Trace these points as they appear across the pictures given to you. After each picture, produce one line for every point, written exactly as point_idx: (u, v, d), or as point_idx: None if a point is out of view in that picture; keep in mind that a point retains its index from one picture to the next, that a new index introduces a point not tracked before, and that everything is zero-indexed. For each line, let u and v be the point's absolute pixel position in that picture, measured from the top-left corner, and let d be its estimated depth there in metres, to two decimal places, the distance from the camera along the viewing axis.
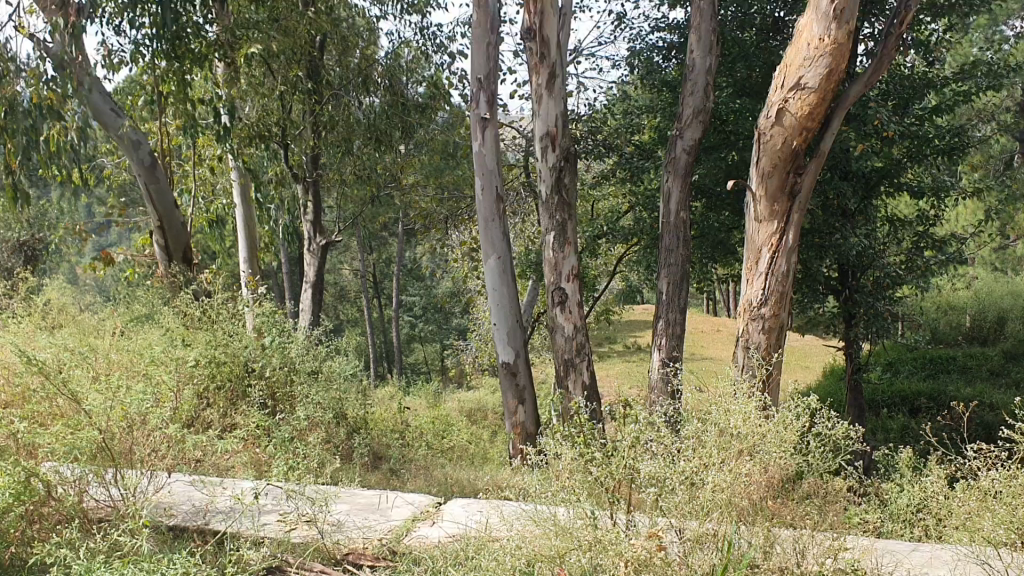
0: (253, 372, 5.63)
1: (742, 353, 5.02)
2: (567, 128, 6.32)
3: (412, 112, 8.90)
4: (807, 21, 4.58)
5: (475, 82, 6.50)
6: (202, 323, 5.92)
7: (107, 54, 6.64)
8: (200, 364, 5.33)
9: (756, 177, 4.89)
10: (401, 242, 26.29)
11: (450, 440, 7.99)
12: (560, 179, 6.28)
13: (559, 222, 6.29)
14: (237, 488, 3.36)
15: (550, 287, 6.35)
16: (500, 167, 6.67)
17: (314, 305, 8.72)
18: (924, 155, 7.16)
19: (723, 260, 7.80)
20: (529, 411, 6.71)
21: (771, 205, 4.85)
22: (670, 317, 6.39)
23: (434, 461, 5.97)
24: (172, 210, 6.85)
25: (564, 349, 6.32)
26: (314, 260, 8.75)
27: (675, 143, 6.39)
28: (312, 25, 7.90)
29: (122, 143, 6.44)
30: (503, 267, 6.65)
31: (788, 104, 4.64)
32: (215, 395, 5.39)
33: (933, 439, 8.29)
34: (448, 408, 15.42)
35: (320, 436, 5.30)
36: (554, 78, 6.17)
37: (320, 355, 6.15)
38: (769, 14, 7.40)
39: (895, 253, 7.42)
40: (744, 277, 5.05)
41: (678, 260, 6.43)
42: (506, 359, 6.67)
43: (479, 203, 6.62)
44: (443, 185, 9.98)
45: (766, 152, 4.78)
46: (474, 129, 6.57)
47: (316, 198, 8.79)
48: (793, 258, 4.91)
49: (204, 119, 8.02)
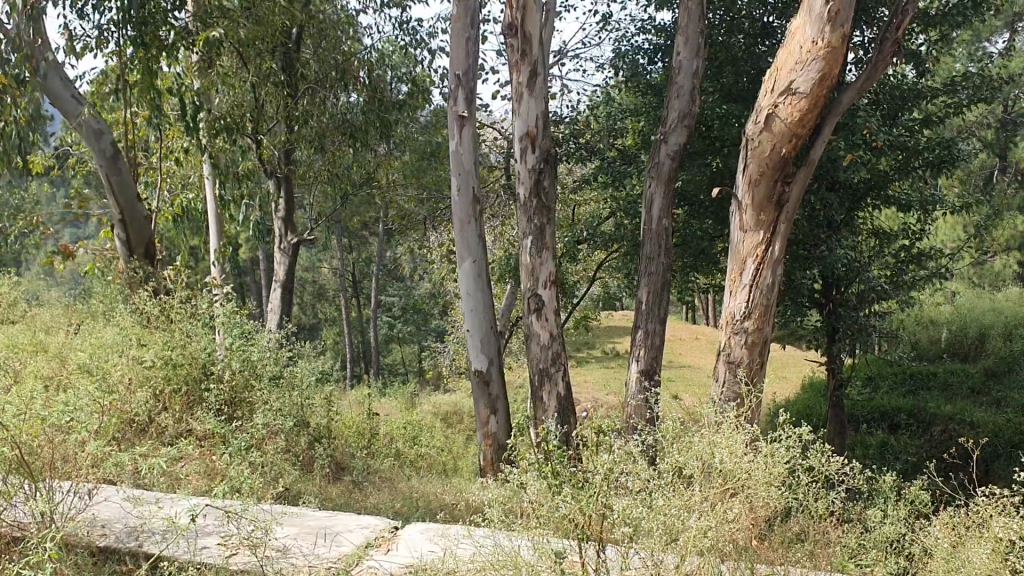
0: (211, 375, 5.40)
1: (723, 368, 4.81)
2: (548, 128, 6.10)
3: (391, 110, 8.67)
4: (800, 22, 4.39)
5: (454, 78, 6.26)
6: (160, 322, 5.67)
7: (69, 39, 6.35)
8: (156, 367, 5.16)
9: (742, 185, 4.69)
10: (380, 241, 26.03)
11: (420, 448, 7.75)
12: (539, 182, 6.05)
13: (538, 226, 6.07)
14: (176, 506, 3.10)
15: (526, 294, 6.12)
16: (477, 167, 6.44)
17: (284, 307, 8.44)
18: (914, 168, 6.99)
19: (705, 270, 7.61)
20: (502, 422, 6.46)
21: (757, 215, 4.65)
22: (649, 327, 6.17)
23: (400, 473, 5.71)
24: (134, 203, 6.58)
25: (539, 358, 6.09)
26: (285, 258, 8.50)
27: (659, 147, 6.17)
28: (287, 16, 7.64)
29: (83, 133, 6.20)
30: (478, 271, 6.41)
31: (778, 109, 4.44)
32: (170, 399, 5.22)
33: (943, 482, 7.95)
34: (423, 411, 15.16)
35: (279, 445, 5.06)
36: (535, 77, 5.95)
37: (284, 359, 5.90)
38: (758, 19, 7.20)
39: (879, 269, 7.24)
40: (727, 288, 4.84)
41: (659, 268, 6.20)
42: (479, 367, 6.44)
43: (455, 204, 6.38)
44: (422, 186, 9.73)
45: (754, 158, 4.58)
46: (451, 127, 6.33)
47: (289, 195, 8.53)
48: (778, 270, 4.71)
49: (172, 110, 7.75)
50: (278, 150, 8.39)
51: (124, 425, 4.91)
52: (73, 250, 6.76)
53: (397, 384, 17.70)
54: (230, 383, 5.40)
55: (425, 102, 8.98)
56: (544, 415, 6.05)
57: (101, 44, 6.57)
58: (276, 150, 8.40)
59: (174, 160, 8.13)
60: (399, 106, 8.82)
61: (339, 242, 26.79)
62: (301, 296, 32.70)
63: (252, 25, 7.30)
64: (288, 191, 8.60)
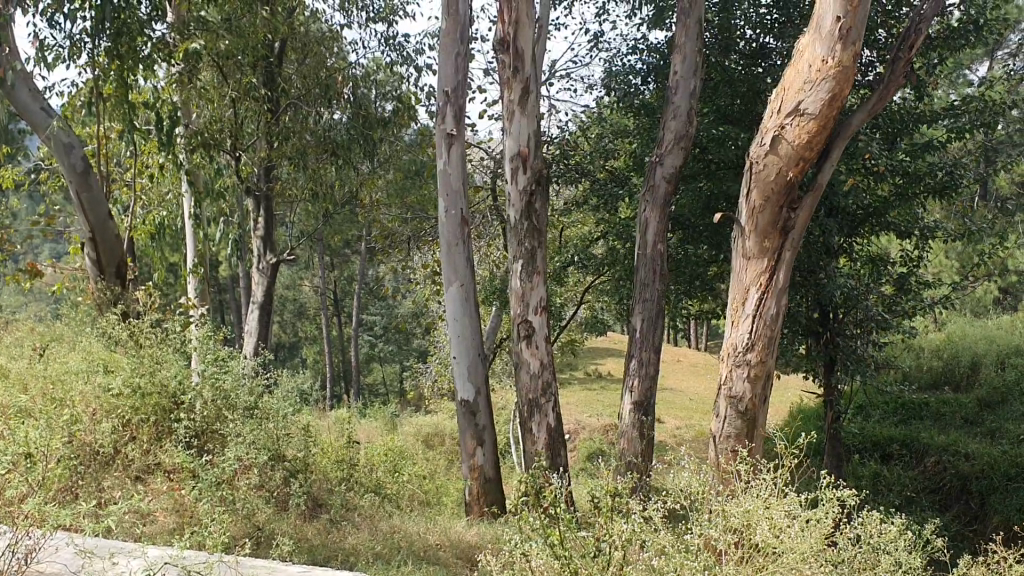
0: (181, 405, 5.12)
1: (724, 403, 4.57)
2: (540, 148, 5.87)
3: (376, 127, 8.43)
4: (809, 40, 4.18)
5: (442, 94, 6.03)
6: (129, 347, 5.39)
7: (41, 49, 6.07)
8: (123, 396, 4.88)
9: (745, 210, 4.47)
10: (362, 260, 25.73)
11: (401, 478, 7.44)
12: (530, 204, 5.82)
13: (528, 250, 5.82)
14: (132, 564, 2.81)
15: (516, 320, 5.86)
16: (465, 188, 6.20)
17: (262, 330, 8.13)
18: (914, 193, 6.81)
19: (699, 297, 7.39)
20: (489, 454, 6.18)
21: (760, 241, 4.41)
22: (643, 356, 5.92)
23: (380, 509, 5.41)
24: (105, 221, 6.26)
25: (529, 388, 5.83)
26: (263, 279, 8.21)
27: (655, 169, 5.94)
28: (269, 28, 7.40)
29: (51, 146, 5.85)
30: (466, 296, 6.16)
31: (785, 130, 4.22)
32: (137, 429, 4.93)
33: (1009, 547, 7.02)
34: (403, 433, 14.84)
35: (252, 481, 4.78)
36: (527, 94, 5.72)
37: (259, 386, 5.61)
38: (755, 39, 7.02)
39: (878, 297, 6.98)
40: (729, 319, 4.60)
41: (654, 295, 5.96)
42: (465, 396, 6.17)
43: (442, 226, 6.13)
44: (407, 206, 9.47)
45: (758, 182, 4.36)
46: (438, 146, 6.09)
47: (269, 214, 8.25)
48: (783, 300, 4.48)
49: (147, 125, 7.47)
50: (259, 167, 8.12)
51: (87, 458, 4.64)
52: (41, 268, 6.45)
53: (377, 405, 17.37)
54: (202, 414, 5.11)
55: (411, 120, 8.74)
56: (534, 448, 5.79)
57: (75, 55, 6.32)
58: (256, 167, 8.14)
59: (150, 176, 7.85)
60: (385, 124, 8.59)
61: (321, 260, 26.48)
62: (282, 314, 32.30)
63: (234, 38, 7.07)
64: (267, 210, 8.33)
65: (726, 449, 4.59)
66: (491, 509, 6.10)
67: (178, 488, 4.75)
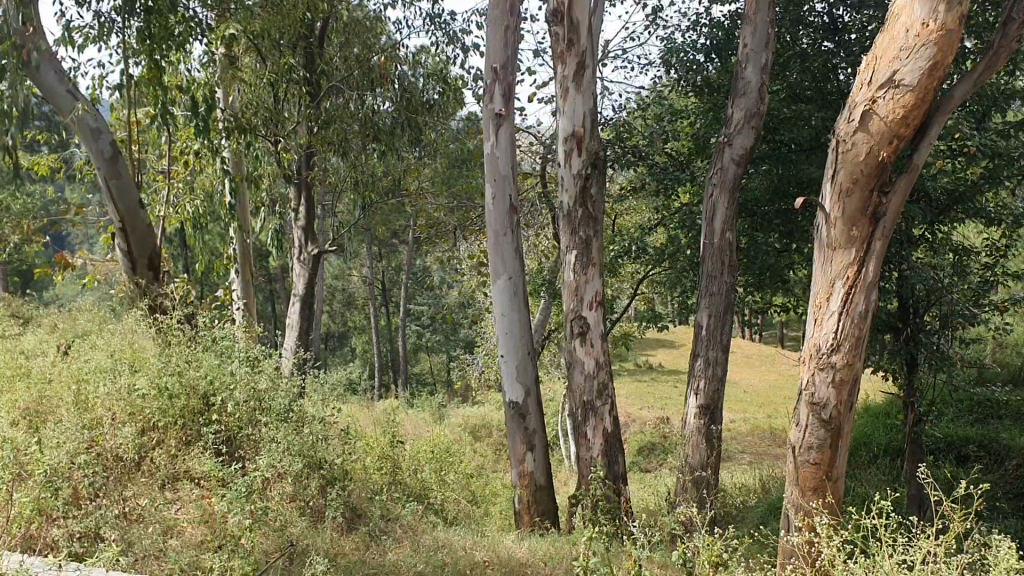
0: (212, 408, 4.78)
1: (807, 408, 4.10)
2: (597, 128, 5.41)
3: (421, 111, 8.04)
4: (906, 1, 3.66)
5: (490, 72, 5.61)
6: (157, 346, 5.08)
7: (69, 30, 5.78)
8: (150, 398, 4.57)
9: (830, 195, 3.96)
10: (410, 250, 25.54)
11: (448, 479, 7.07)
12: (586, 189, 5.36)
13: (583, 239, 5.38)
14: None
15: (569, 315, 5.43)
16: (515, 172, 5.77)
17: (304, 323, 7.81)
18: (1004, 176, 6.22)
19: (768, 289, 6.86)
20: (540, 460, 5.76)
21: (848, 229, 3.90)
22: (710, 355, 5.47)
23: (423, 519, 5.02)
24: (136, 210, 5.93)
25: (584, 389, 5.39)
26: (304, 271, 7.86)
27: (723, 151, 5.46)
28: (309, 7, 7.06)
29: (78, 132, 5.55)
30: (515, 289, 5.74)
31: (877, 104, 3.70)
32: (166, 432, 4.59)
33: None
34: (450, 424, 14.55)
35: (285, 492, 4.39)
36: (582, 70, 5.27)
37: (295, 389, 5.25)
38: (828, 10, 6.49)
39: (963, 290, 6.38)
40: (812, 316, 4.10)
41: (721, 289, 5.48)
42: (514, 398, 5.75)
43: (491, 213, 5.72)
44: (454, 194, 9.04)
45: (846, 163, 3.85)
46: (487, 128, 5.67)
47: (309, 203, 7.87)
48: (873, 295, 3.96)
49: (183, 110, 7.17)
50: (300, 154, 7.78)
51: (109, 463, 4.24)
52: (71, 261, 6.14)
53: (425, 395, 17.11)
54: (233, 416, 4.77)
55: (458, 103, 8.35)
56: (589, 454, 5.35)
57: (105, 37, 6.04)
58: (296, 154, 7.80)
59: (186, 165, 7.54)
60: (429, 109, 8.18)
61: (369, 250, 26.39)
62: (331, 304, 32.26)
63: (270, 17, 6.74)
64: (308, 199, 7.98)
65: (807, 462, 4.12)
66: (543, 519, 5.66)
67: (208, 495, 4.40)
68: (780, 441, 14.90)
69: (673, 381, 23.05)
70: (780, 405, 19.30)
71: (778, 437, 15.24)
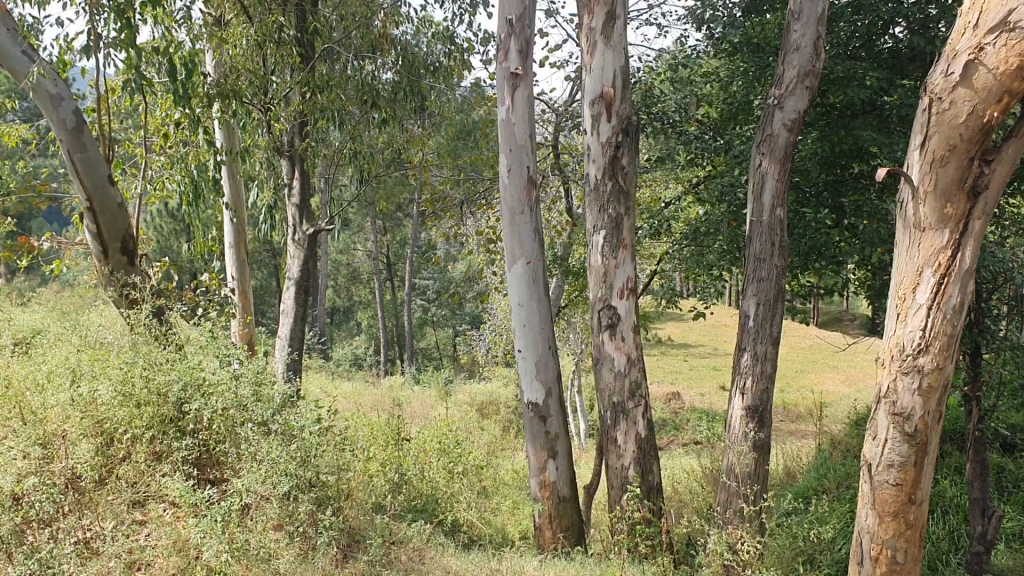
0: (186, 417, 4.14)
1: (886, 419, 3.47)
2: (629, 88, 4.73)
3: (426, 75, 7.36)
4: None
5: (505, 24, 4.92)
6: (123, 347, 4.44)
7: None
8: (113, 408, 3.93)
9: (922, 165, 3.29)
10: (415, 223, 24.92)
11: (459, 480, 6.46)
12: (616, 160, 4.70)
13: (613, 217, 4.72)
14: None
15: (596, 305, 4.80)
16: (534, 141, 5.10)
17: (300, 309, 7.08)
18: None
19: (812, 270, 6.20)
20: (563, 468, 5.15)
21: (941, 206, 3.23)
22: (757, 349, 4.84)
23: (432, 539, 4.41)
24: (106, 187, 5.23)
25: (613, 389, 4.76)
26: (299, 252, 7.06)
27: (772, 114, 4.78)
28: None
29: (36, 97, 4.86)
30: (533, 274, 5.10)
31: (984, 54, 3.00)
32: (132, 448, 3.95)
33: None
34: (456, 402, 14.03)
35: (272, 519, 3.77)
36: (613, 21, 4.58)
37: (284, 391, 4.61)
38: None
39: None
40: (894, 309, 3.45)
41: (771, 273, 4.83)
42: (534, 398, 5.13)
43: (506, 188, 5.07)
44: (461, 166, 8.38)
45: (944, 126, 3.17)
46: (501, 90, 4.99)
47: (302, 175, 7.08)
48: (971, 285, 3.28)
49: (162, 78, 6.49)
50: (293, 123, 7.01)
51: (62, 487, 3.60)
52: (35, 244, 5.49)
53: (431, 371, 16.55)
54: (209, 427, 4.13)
55: (465, 67, 7.67)
56: (620, 463, 4.74)
57: None
58: (290, 122, 6.99)
59: (168, 137, 6.88)
60: (434, 73, 7.49)
61: (373, 222, 25.73)
62: (335, 278, 31.72)
63: None
64: (301, 173, 7.13)
65: (886, 483, 3.51)
66: (568, 535, 5.06)
67: (182, 519, 3.77)
68: (795, 418, 14.39)
69: (682, 355, 22.58)
70: (791, 380, 18.85)
71: (792, 414, 14.76)
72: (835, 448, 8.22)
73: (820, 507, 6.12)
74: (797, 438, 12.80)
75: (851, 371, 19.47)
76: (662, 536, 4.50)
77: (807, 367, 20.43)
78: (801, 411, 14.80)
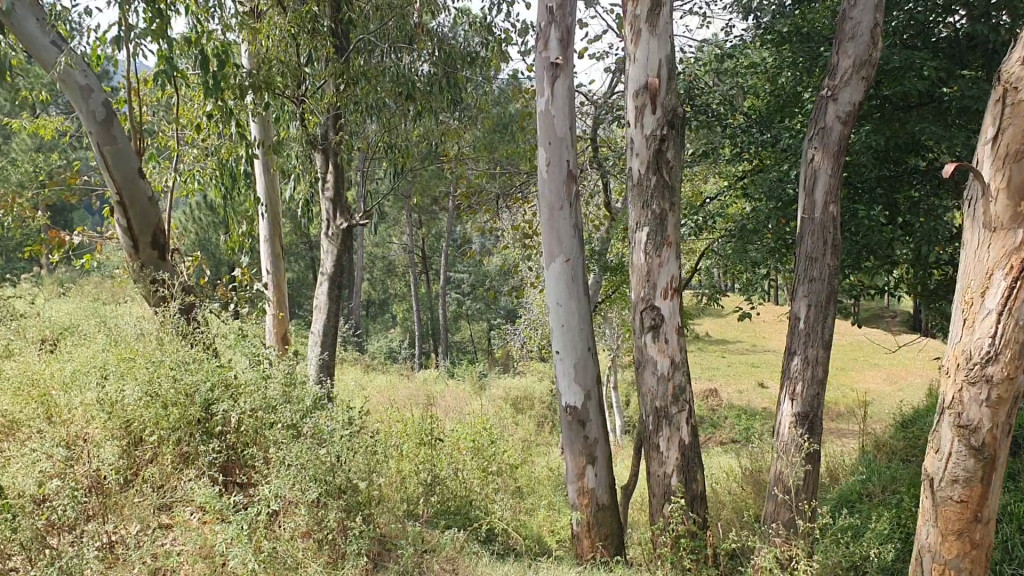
0: (213, 419, 4.01)
1: (951, 432, 3.25)
2: (674, 78, 4.52)
3: (462, 66, 7.20)
4: None
5: (545, 12, 4.74)
6: (151, 345, 4.33)
7: None
8: (138, 408, 3.81)
9: (996, 160, 3.06)
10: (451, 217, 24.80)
11: (494, 480, 6.32)
12: (661, 153, 4.50)
13: (657, 213, 4.52)
14: None
15: (639, 305, 4.60)
16: (574, 134, 4.91)
17: (333, 303, 6.93)
18: None
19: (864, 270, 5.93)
20: (602, 474, 4.97)
21: (1015, 204, 3.00)
22: (808, 352, 4.62)
23: (466, 546, 4.26)
24: (136, 180, 5.12)
25: (655, 392, 4.57)
26: (333, 247, 6.79)
27: (825, 106, 4.55)
28: None
29: (65, 87, 4.74)
30: (572, 272, 4.92)
31: None
32: (158, 450, 3.83)
33: None
34: (490, 397, 13.89)
35: (301, 525, 3.64)
36: (658, 8, 4.38)
37: (314, 391, 4.49)
38: None
39: None
40: (960, 315, 3.23)
41: (823, 273, 4.60)
42: (572, 400, 4.95)
43: (545, 183, 4.89)
44: (497, 159, 8.22)
45: None
46: (540, 80, 4.81)
47: (336, 173, 6.81)
48: None
49: (196, 69, 6.40)
50: (327, 115, 6.85)
51: (87, 490, 3.49)
52: (66, 237, 5.41)
53: (466, 365, 16.43)
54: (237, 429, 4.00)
55: (502, 58, 7.49)
56: (662, 469, 4.56)
57: None
58: (324, 114, 6.84)
59: (201, 129, 6.78)
60: (471, 65, 7.33)
61: (409, 216, 25.66)
62: (371, 271, 31.73)
63: None
64: (335, 171, 6.86)
65: (950, 500, 3.29)
66: (607, 543, 4.89)
67: (209, 524, 3.65)
68: (836, 417, 14.08)
69: (720, 351, 22.26)
70: (831, 377, 18.51)
71: (832, 413, 14.46)
72: (881, 451, 7.96)
73: (867, 514, 5.90)
74: (838, 438, 12.52)
75: (893, 369, 19.08)
76: (709, 549, 4.31)
77: (847, 365, 20.04)
78: (842, 410, 14.50)
